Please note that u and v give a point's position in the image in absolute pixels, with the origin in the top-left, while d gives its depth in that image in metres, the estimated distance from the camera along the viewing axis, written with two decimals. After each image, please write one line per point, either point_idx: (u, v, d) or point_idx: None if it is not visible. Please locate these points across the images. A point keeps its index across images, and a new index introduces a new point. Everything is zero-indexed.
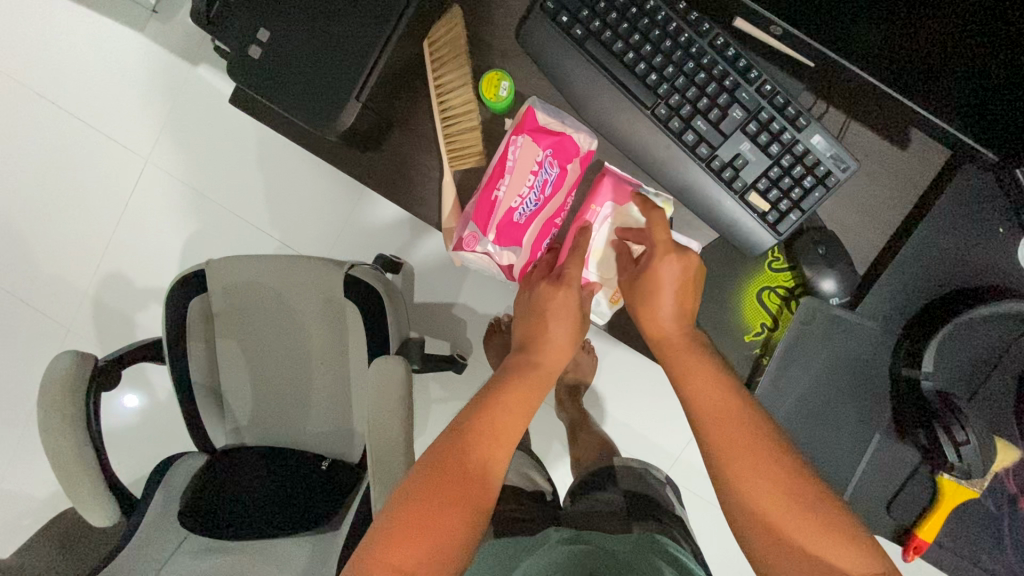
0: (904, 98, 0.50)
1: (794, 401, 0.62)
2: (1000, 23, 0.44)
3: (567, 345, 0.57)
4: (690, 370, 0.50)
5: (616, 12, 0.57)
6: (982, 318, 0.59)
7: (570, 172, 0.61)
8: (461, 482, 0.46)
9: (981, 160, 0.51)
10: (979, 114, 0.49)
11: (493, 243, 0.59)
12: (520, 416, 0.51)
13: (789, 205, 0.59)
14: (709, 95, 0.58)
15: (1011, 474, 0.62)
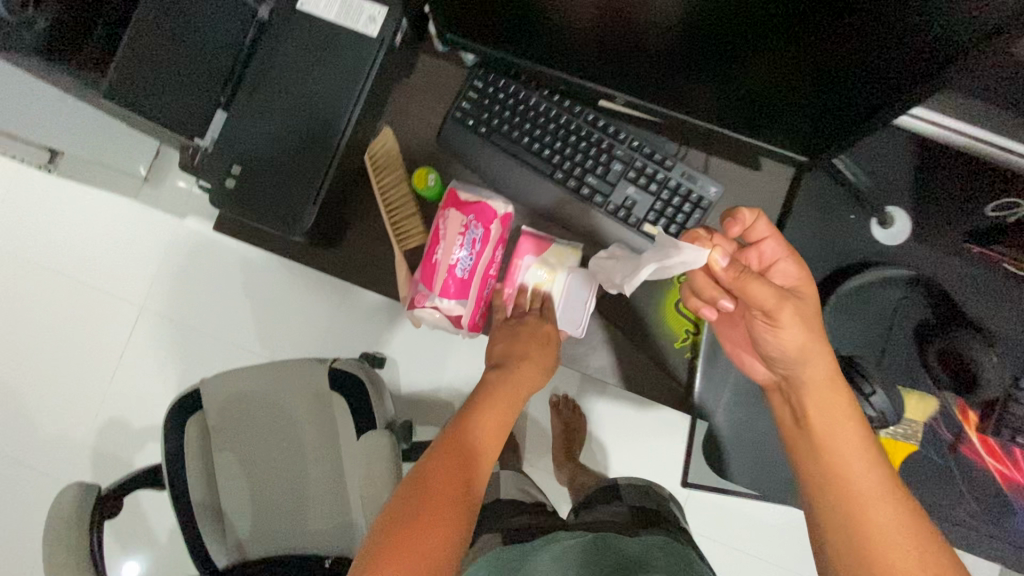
0: (722, 129, 0.67)
1: (731, 393, 0.71)
2: (753, 89, 0.60)
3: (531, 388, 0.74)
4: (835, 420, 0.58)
5: (508, 110, 0.74)
6: (863, 290, 0.70)
7: (493, 230, 0.71)
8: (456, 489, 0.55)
9: (796, 161, 0.67)
10: (776, 132, 0.65)
11: (440, 297, 0.70)
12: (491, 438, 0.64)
13: (678, 228, 0.72)
14: (593, 157, 0.73)
15: (939, 422, 0.69)
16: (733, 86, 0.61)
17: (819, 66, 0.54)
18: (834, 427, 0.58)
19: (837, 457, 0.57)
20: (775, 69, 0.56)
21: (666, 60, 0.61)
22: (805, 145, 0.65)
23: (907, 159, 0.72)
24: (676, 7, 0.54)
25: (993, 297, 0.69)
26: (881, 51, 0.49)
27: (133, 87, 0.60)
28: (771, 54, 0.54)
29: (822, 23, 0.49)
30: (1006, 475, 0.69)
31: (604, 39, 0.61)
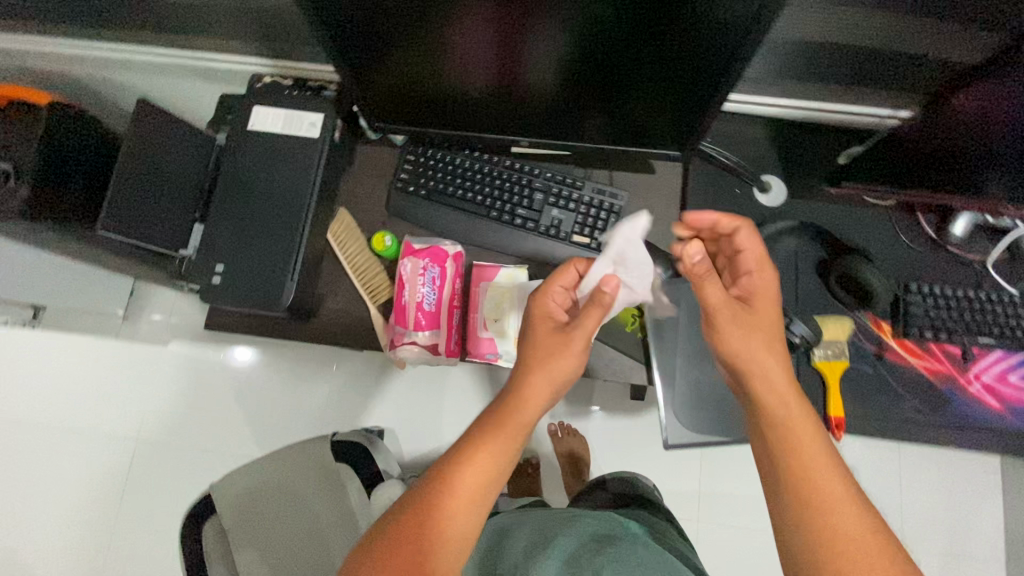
0: (606, 145, 0.84)
1: (684, 358, 0.82)
2: (616, 108, 0.77)
3: (574, 350, 0.64)
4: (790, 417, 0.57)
5: (439, 171, 0.88)
6: (766, 245, 0.84)
7: (449, 267, 0.82)
8: (467, 496, 0.57)
9: (673, 155, 0.83)
10: (647, 138, 0.82)
11: (414, 331, 0.80)
12: (473, 473, 0.58)
13: (601, 233, 0.86)
14: (518, 192, 0.87)
15: (860, 336, 0.81)
16: (601, 110, 0.78)
17: (651, 83, 0.71)
18: (790, 423, 0.57)
19: (793, 450, 0.55)
20: (624, 91, 0.74)
21: (555, 108, 0.79)
22: (671, 143, 0.81)
23: (765, 136, 0.88)
24: (545, 71, 0.73)
25: (861, 229, 0.84)
26: (694, 63, 0.66)
27: (127, 214, 0.75)
28: (625, 93, 0.74)
29: (639, 54, 0.67)
30: (930, 368, 0.81)
31: (498, 100, 0.79)
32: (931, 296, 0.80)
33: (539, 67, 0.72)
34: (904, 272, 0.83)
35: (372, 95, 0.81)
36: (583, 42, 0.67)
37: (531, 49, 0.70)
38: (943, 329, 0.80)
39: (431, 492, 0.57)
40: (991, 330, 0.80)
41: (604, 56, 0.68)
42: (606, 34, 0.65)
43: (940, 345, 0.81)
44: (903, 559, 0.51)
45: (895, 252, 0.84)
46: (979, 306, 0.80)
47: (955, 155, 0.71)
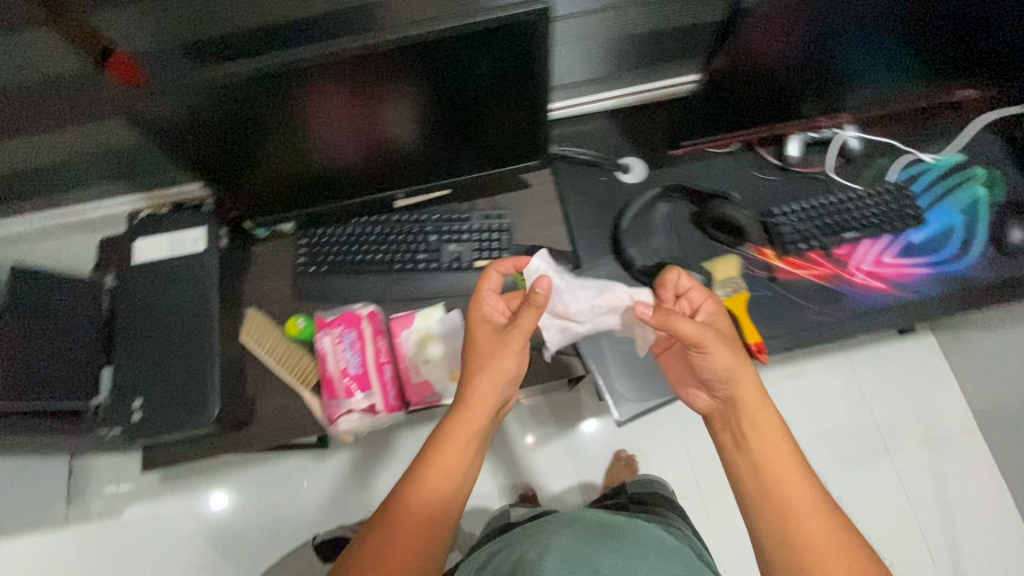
0: (476, 174, 0.90)
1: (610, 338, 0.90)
2: (472, 139, 0.85)
3: (511, 350, 0.73)
4: (765, 435, 0.68)
5: (335, 244, 0.92)
6: (643, 217, 0.93)
7: (365, 326, 0.83)
8: (425, 500, 0.68)
9: (536, 164, 0.90)
10: (509, 156, 0.89)
11: (347, 398, 0.80)
12: (432, 487, 0.69)
13: (499, 251, 0.92)
14: (413, 240, 0.92)
15: (749, 267, 0.90)
16: (460, 144, 0.85)
17: (491, 108, 0.79)
18: (765, 438, 0.68)
19: (767, 461, 0.67)
20: (472, 122, 0.81)
21: (421, 155, 0.86)
22: (530, 155, 0.89)
23: (612, 127, 0.99)
24: (399, 127, 0.80)
25: (717, 176, 0.95)
26: (518, 82, 0.75)
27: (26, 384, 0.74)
28: (483, 128, 0.82)
29: (470, 87, 0.75)
30: (818, 274, 0.90)
31: (367, 164, 0.85)
32: (792, 213, 0.91)
33: (401, 129, 0.80)
34: (765, 200, 0.94)
35: (250, 197, 0.85)
36: (431, 95, 0.75)
37: (388, 114, 0.77)
38: (811, 238, 0.90)
39: (396, 505, 0.68)
40: (849, 225, 0.91)
41: (452, 102, 0.77)
42: (447, 84, 0.74)
43: (817, 252, 0.91)
44: (856, 549, 0.63)
45: (752, 186, 0.94)
46: (833, 208, 0.91)
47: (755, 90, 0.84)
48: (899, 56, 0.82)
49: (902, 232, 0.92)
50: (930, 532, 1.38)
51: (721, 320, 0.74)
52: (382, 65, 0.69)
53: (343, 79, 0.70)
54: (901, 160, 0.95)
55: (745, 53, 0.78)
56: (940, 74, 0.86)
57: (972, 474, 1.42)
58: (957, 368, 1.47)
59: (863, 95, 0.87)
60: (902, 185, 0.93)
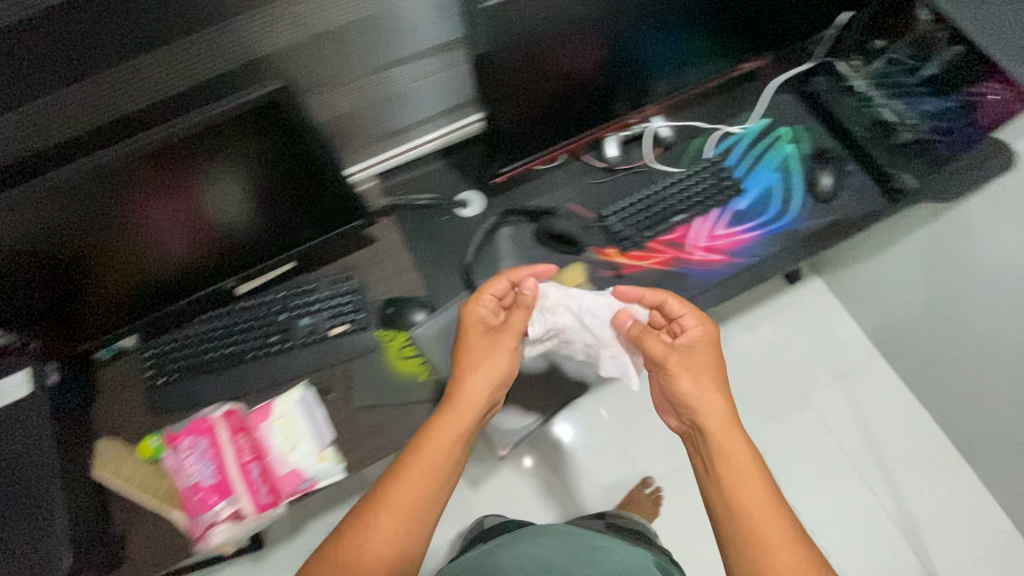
0: (310, 245, 0.89)
1: None
2: (293, 210, 0.84)
3: (506, 349, 0.74)
4: (735, 462, 0.65)
5: (180, 348, 0.88)
6: (489, 245, 0.94)
7: (216, 430, 0.81)
8: (402, 504, 0.63)
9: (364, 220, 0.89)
10: (336, 219, 0.88)
11: (205, 511, 0.77)
12: (410, 490, 0.64)
13: (351, 314, 0.90)
14: (262, 323, 0.89)
15: (595, 270, 0.93)
16: (284, 218, 0.84)
17: (300, 173, 0.79)
18: (734, 463, 0.65)
19: (732, 489, 0.64)
20: (286, 193, 0.81)
21: (253, 236, 0.84)
22: (356, 214, 0.88)
23: (444, 165, 1.01)
24: (220, 210, 0.79)
25: (551, 191, 0.99)
26: (312, 142, 0.76)
27: None
28: (307, 193, 0.82)
29: (270, 155, 0.75)
30: (661, 261, 0.94)
31: (201, 256, 0.83)
32: (624, 209, 0.96)
33: (229, 211, 0.79)
34: (600, 203, 0.98)
35: (81, 325, 0.81)
36: (246, 170, 0.76)
37: (205, 199, 0.76)
38: (645, 229, 0.94)
39: (368, 507, 0.63)
40: (678, 209, 0.96)
41: (261, 174, 0.77)
42: (252, 156, 0.74)
43: (655, 240, 0.95)
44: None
45: (584, 192, 0.98)
46: (660, 197, 0.96)
47: (545, 104, 0.86)
48: (659, 44, 0.88)
49: (727, 203, 0.97)
50: (860, 461, 1.44)
51: (700, 339, 0.73)
52: (182, 155, 0.69)
53: (146, 178, 0.69)
54: (712, 136, 1.01)
55: (516, 79, 0.79)
56: (706, 59, 0.94)
57: (883, 396, 1.49)
58: (844, 301, 1.56)
59: (654, 84, 0.94)
60: (718, 160, 0.99)
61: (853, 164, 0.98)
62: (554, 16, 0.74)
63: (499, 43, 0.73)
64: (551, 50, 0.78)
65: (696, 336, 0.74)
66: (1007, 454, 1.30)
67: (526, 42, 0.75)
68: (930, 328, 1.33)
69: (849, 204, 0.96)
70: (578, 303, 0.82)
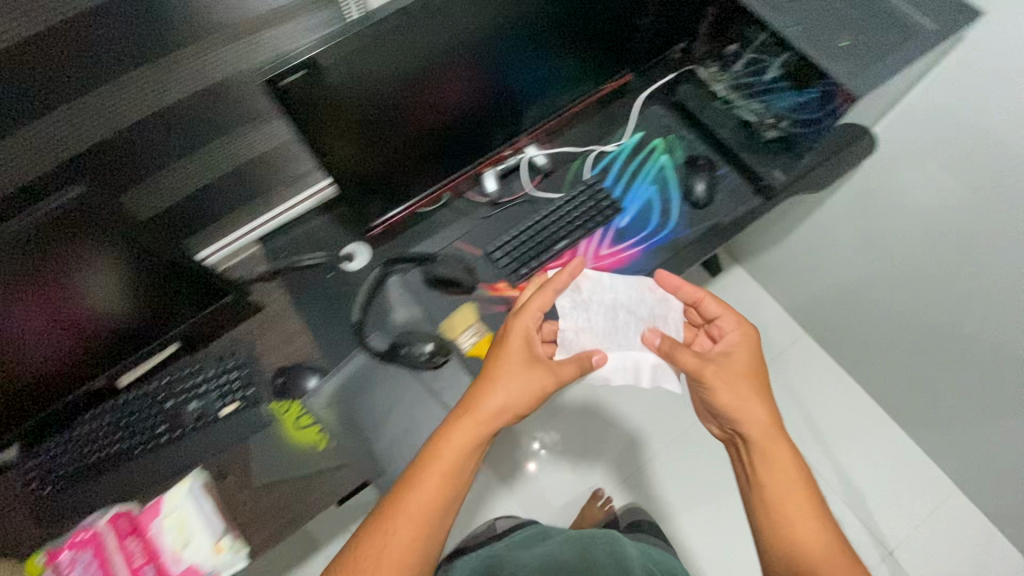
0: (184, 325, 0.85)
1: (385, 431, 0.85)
2: (157, 296, 0.80)
3: (539, 367, 0.75)
4: (776, 463, 0.70)
5: (64, 453, 0.84)
6: (377, 296, 0.91)
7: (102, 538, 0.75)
8: (420, 508, 0.68)
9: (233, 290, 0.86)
10: (207, 295, 0.85)
11: None
12: (428, 493, 0.68)
13: (241, 390, 0.87)
14: (149, 414, 0.87)
15: (488, 307, 0.91)
16: (150, 306, 0.81)
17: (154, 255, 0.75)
18: (775, 460, 0.71)
19: (770, 487, 0.70)
20: (145, 279, 0.77)
21: (122, 329, 0.80)
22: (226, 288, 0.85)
23: (325, 220, 0.98)
24: (77, 309, 0.74)
25: (436, 232, 0.97)
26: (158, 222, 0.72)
27: None
28: (169, 275, 0.79)
29: (113, 245, 0.70)
30: None
31: (70, 360, 0.78)
32: (509, 242, 0.96)
33: (92, 301, 0.74)
34: (487, 238, 0.97)
35: None
36: (113, 256, 0.72)
37: (57, 302, 0.71)
38: (530, 260, 0.95)
39: (392, 505, 0.68)
40: (560, 236, 0.96)
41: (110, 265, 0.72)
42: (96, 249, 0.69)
43: (543, 269, 0.96)
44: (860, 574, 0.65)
45: (470, 228, 0.98)
46: (542, 226, 0.97)
47: (393, 160, 0.86)
48: (511, 85, 0.89)
49: (609, 222, 0.99)
50: (798, 438, 1.48)
51: (738, 345, 0.77)
52: (39, 258, 0.65)
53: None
54: (588, 158, 1.03)
55: (348, 140, 0.78)
56: (563, 92, 0.97)
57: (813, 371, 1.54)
58: (766, 285, 1.61)
59: (523, 116, 0.96)
60: (595, 180, 1.00)
61: (726, 166, 1.00)
62: (378, 79, 0.73)
63: (309, 108, 0.70)
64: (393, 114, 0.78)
65: (733, 342, 0.78)
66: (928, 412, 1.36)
67: (367, 113, 0.76)
68: (841, 301, 1.39)
69: (726, 206, 0.98)
70: (609, 296, 0.83)
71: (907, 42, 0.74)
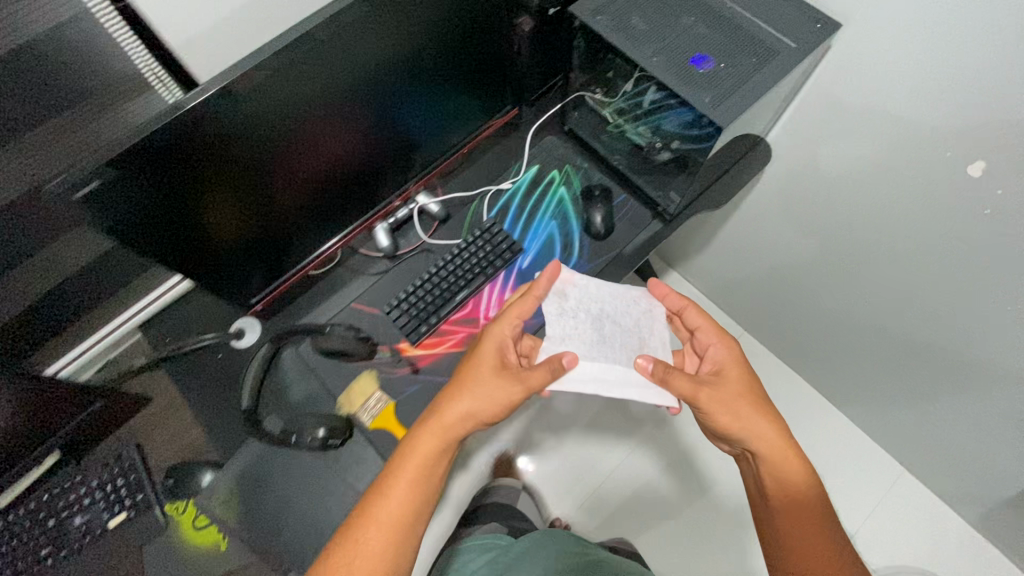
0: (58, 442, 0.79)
1: (286, 521, 0.79)
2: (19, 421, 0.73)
3: (508, 374, 0.73)
4: (780, 474, 0.71)
5: None
6: (271, 376, 0.86)
7: None
8: (388, 513, 0.66)
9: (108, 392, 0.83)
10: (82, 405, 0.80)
11: None
12: (398, 497, 0.67)
13: (132, 495, 0.81)
14: (25, 537, 0.78)
15: (388, 372, 0.86)
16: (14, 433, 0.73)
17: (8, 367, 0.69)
18: (780, 472, 0.71)
19: (776, 498, 0.71)
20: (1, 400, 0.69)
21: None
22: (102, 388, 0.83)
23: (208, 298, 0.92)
24: None
25: (330, 296, 0.93)
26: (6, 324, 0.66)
27: None
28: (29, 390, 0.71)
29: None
30: (456, 343, 0.88)
31: None
32: (407, 298, 0.90)
33: None
34: (384, 296, 0.92)
35: None
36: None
37: None
38: (430, 315, 0.89)
39: (364, 511, 0.67)
40: (460, 284, 0.91)
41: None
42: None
43: (447, 322, 0.90)
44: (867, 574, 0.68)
45: (365, 289, 0.93)
46: (442, 276, 0.92)
47: (255, 234, 0.79)
48: (390, 130, 0.83)
49: (511, 264, 0.95)
50: None
51: (726, 359, 0.78)
52: None
53: None
54: (485, 199, 0.99)
55: (208, 220, 0.71)
56: (447, 130, 0.91)
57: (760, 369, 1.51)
58: (701, 288, 1.60)
59: (407, 166, 0.91)
60: (493, 223, 0.96)
61: (624, 195, 0.98)
62: (213, 163, 0.65)
63: (129, 209, 0.61)
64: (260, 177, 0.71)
65: (720, 358, 0.78)
66: (868, 401, 1.36)
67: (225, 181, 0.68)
68: (773, 300, 1.38)
69: (627, 236, 0.96)
70: (597, 306, 0.80)
71: (767, 64, 0.73)
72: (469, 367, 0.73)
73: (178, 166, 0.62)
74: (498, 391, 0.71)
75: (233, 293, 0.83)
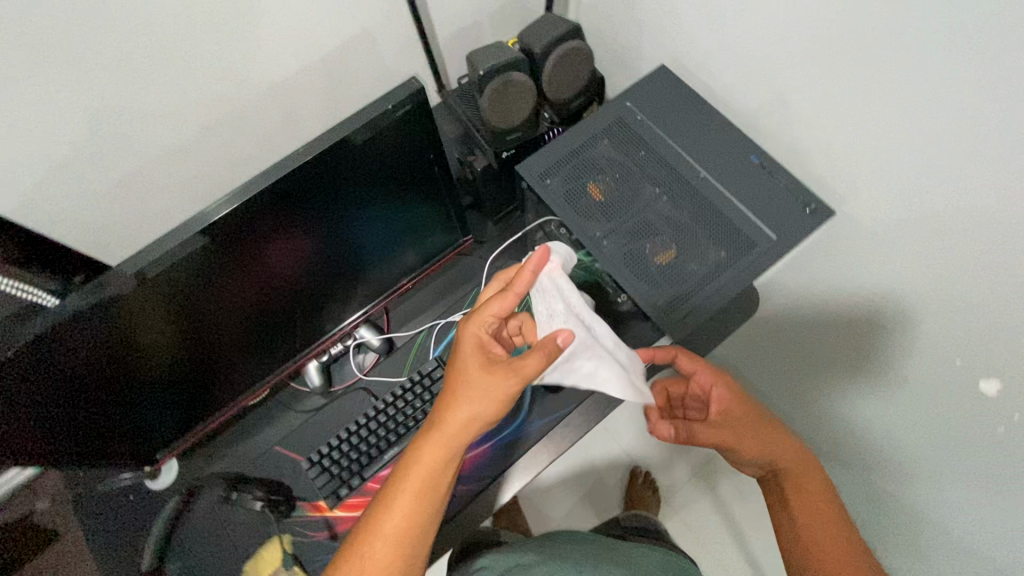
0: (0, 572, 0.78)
1: None
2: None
3: (504, 372, 0.57)
4: (805, 498, 0.64)
5: None
6: (186, 522, 0.80)
7: None
8: (394, 531, 0.57)
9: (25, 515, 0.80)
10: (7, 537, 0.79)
11: None
12: (399, 514, 0.57)
13: None
14: None
15: (306, 533, 0.79)
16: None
17: None
18: (806, 494, 0.64)
19: (804, 528, 0.62)
20: None
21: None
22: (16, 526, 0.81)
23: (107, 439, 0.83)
24: None
25: (254, 434, 0.86)
26: None
27: None
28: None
29: None
30: None
31: None
32: (333, 450, 0.82)
33: None
34: (312, 442, 0.85)
35: None
36: None
37: None
38: (354, 474, 0.81)
39: (364, 533, 0.57)
40: (392, 440, 0.82)
41: None
42: None
43: (373, 481, 0.82)
44: None
45: (292, 430, 0.86)
46: (374, 425, 0.83)
47: (168, 381, 0.72)
48: (330, 264, 0.75)
49: None
50: None
51: (726, 395, 0.64)
52: None
53: None
54: (433, 331, 0.90)
55: (142, 361, 0.66)
56: (389, 269, 0.83)
57: None
58: None
59: (344, 302, 0.82)
60: (434, 365, 0.86)
61: None
62: (128, 319, 0.61)
63: (16, 384, 0.56)
64: (199, 313, 0.67)
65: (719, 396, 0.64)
66: None
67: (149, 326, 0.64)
68: None
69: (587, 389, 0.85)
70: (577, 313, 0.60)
71: (740, 257, 0.61)
72: (456, 371, 0.60)
73: (74, 337, 0.58)
74: (492, 391, 0.57)
75: (137, 449, 0.75)
